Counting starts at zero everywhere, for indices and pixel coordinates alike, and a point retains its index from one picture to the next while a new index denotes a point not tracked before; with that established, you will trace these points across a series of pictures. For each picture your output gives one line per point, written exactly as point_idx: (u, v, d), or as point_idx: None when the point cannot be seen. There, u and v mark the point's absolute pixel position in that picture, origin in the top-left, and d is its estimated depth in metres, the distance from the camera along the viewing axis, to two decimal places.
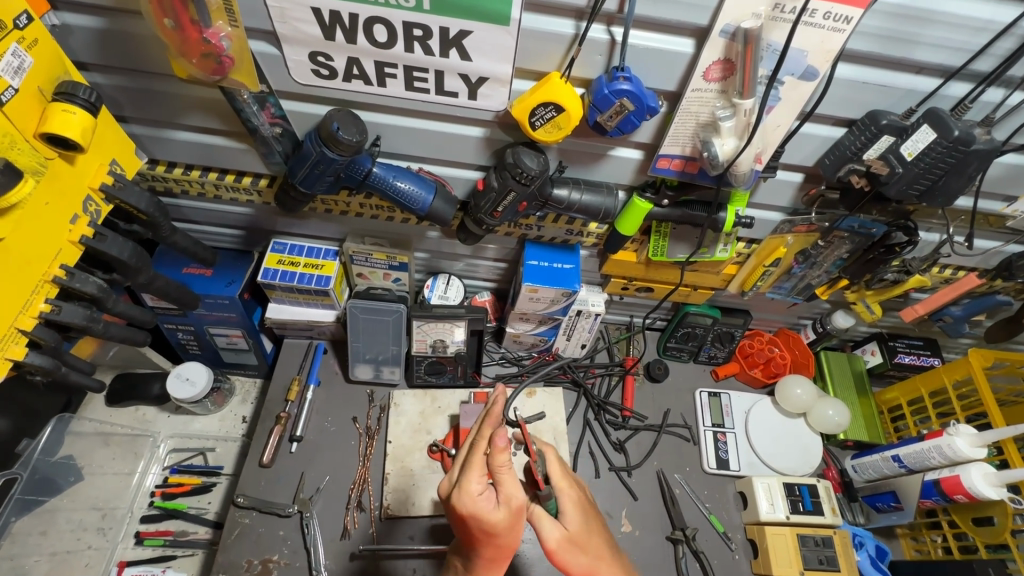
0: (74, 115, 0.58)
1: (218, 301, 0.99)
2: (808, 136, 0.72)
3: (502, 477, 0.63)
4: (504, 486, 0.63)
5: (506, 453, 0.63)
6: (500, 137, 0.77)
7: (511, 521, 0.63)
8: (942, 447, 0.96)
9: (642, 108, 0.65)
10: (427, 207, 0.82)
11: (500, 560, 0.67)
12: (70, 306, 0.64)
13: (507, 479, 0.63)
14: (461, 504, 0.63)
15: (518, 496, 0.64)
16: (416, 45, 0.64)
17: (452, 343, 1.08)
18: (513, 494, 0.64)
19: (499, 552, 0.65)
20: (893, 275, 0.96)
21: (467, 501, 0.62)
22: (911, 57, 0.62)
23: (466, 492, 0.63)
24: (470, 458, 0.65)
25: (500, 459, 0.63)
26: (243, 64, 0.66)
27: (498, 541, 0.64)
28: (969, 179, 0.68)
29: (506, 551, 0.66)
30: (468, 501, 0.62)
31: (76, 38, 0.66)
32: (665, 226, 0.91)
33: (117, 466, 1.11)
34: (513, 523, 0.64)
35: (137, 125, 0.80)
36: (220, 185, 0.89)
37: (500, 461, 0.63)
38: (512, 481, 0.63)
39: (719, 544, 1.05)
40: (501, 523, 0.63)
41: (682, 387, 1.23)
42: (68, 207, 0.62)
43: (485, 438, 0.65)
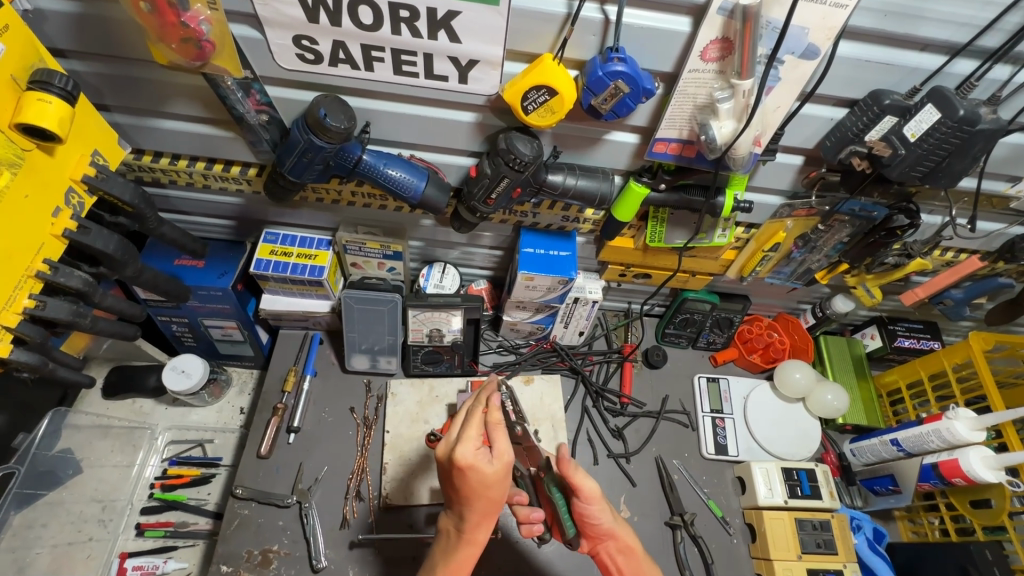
0: (50, 105, 0.56)
1: (211, 293, 0.98)
2: (808, 118, 0.70)
3: (496, 434, 0.64)
4: (498, 443, 0.63)
5: (498, 418, 0.65)
6: (493, 122, 0.75)
7: (503, 474, 0.63)
8: (941, 431, 0.96)
9: (637, 90, 0.63)
10: (419, 195, 0.81)
11: (491, 516, 0.66)
12: (55, 302, 0.62)
13: (501, 433, 0.64)
14: (459, 458, 0.61)
15: (511, 453, 0.64)
16: (403, 27, 0.62)
17: (449, 331, 1.07)
18: (507, 449, 0.63)
19: (492, 506, 0.64)
20: (894, 259, 0.95)
21: (466, 453, 0.61)
22: (915, 34, 0.60)
23: (462, 446, 0.62)
24: (469, 417, 0.65)
25: (495, 420, 0.65)
26: (225, 49, 0.63)
27: (491, 494, 0.63)
28: (973, 160, 0.66)
29: (497, 505, 0.65)
30: (467, 455, 0.61)
31: (51, 24, 0.64)
32: (662, 212, 0.89)
33: (116, 459, 1.11)
34: (506, 476, 0.63)
35: (120, 114, 0.78)
36: (208, 175, 0.87)
37: (495, 418, 0.65)
38: (506, 437, 0.64)
39: (717, 528, 1.05)
40: (494, 476, 0.62)
41: (680, 373, 1.22)
42: (49, 200, 0.60)
43: (480, 404, 0.66)
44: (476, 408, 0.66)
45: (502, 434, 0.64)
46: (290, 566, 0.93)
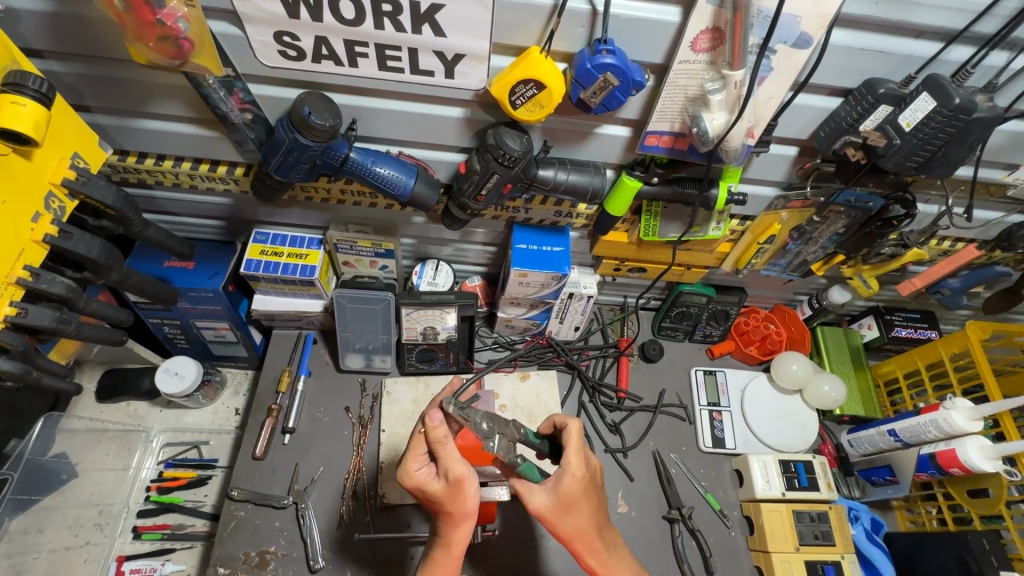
0: (24, 107, 0.55)
1: (202, 295, 0.97)
2: (802, 108, 0.69)
3: (442, 452, 0.67)
4: (443, 461, 0.68)
5: (444, 437, 0.67)
6: (482, 117, 0.74)
7: (452, 490, 0.67)
8: (939, 421, 0.96)
9: (626, 83, 0.62)
10: (409, 192, 0.79)
11: (461, 524, 0.69)
12: (38, 309, 0.61)
13: (447, 451, 0.67)
14: (405, 480, 0.68)
15: (458, 469, 0.67)
16: (386, 22, 0.61)
17: (443, 329, 1.06)
18: (453, 466, 0.67)
19: (457, 515, 0.68)
20: (890, 249, 0.94)
21: (409, 476, 0.68)
22: (910, 20, 0.58)
23: (407, 469, 0.68)
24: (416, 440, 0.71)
25: (439, 437, 0.66)
26: (204, 47, 0.62)
27: (449, 508, 0.68)
28: (970, 148, 0.65)
29: (463, 515, 0.68)
30: (411, 477, 0.68)
31: (26, 24, 0.62)
32: (656, 205, 0.88)
33: (111, 462, 1.11)
34: (457, 491, 0.67)
35: (102, 115, 0.77)
36: (195, 175, 0.86)
37: (436, 436, 0.66)
38: (449, 454, 0.67)
39: (716, 521, 1.05)
40: (443, 492, 0.68)
41: (677, 367, 1.22)
42: (27, 205, 0.59)
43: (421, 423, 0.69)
44: (419, 430, 0.71)
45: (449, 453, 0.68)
46: (287, 568, 0.93)
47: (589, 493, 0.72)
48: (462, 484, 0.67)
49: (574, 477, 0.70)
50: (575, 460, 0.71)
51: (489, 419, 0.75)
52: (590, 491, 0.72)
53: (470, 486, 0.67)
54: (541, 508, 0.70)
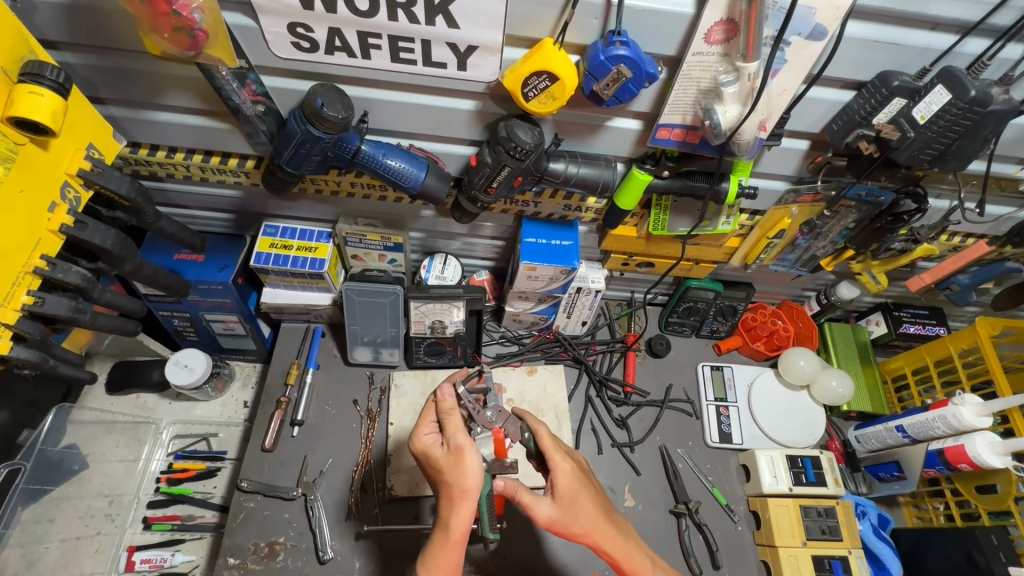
0: (42, 97, 0.55)
1: (212, 287, 0.98)
2: (815, 101, 0.69)
3: (448, 418, 0.70)
4: (446, 429, 0.70)
5: (453, 410, 0.71)
6: (493, 110, 0.74)
7: (453, 458, 0.68)
8: (948, 417, 0.96)
9: (640, 75, 0.62)
10: (419, 185, 0.80)
11: (460, 504, 0.66)
12: (54, 298, 0.62)
13: (452, 419, 0.70)
14: (414, 444, 0.72)
15: (460, 437, 0.68)
16: (400, 13, 0.61)
17: (452, 323, 1.06)
18: (455, 434, 0.69)
19: (455, 492, 0.66)
20: (900, 244, 0.93)
21: (417, 440, 0.72)
22: (925, 12, 0.58)
23: (417, 434, 0.72)
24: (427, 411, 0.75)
25: (450, 409, 0.70)
26: (219, 39, 0.62)
27: (447, 479, 0.67)
28: (984, 142, 0.65)
29: (463, 493, 0.66)
30: (419, 443, 0.71)
31: (41, 15, 0.62)
32: (666, 199, 0.88)
33: (121, 453, 1.12)
34: (457, 460, 0.67)
35: (115, 107, 0.77)
36: (206, 168, 0.86)
37: (445, 405, 0.70)
38: (454, 422, 0.70)
39: (722, 516, 1.05)
40: (444, 459, 0.68)
41: (684, 362, 1.22)
42: (44, 195, 0.60)
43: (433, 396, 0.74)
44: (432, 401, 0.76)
45: (451, 423, 0.70)
46: (296, 558, 0.94)
47: (583, 489, 0.72)
48: (464, 452, 0.67)
49: (560, 468, 0.74)
50: (558, 456, 0.74)
51: (495, 410, 0.78)
52: (586, 485, 0.73)
53: (469, 456, 0.67)
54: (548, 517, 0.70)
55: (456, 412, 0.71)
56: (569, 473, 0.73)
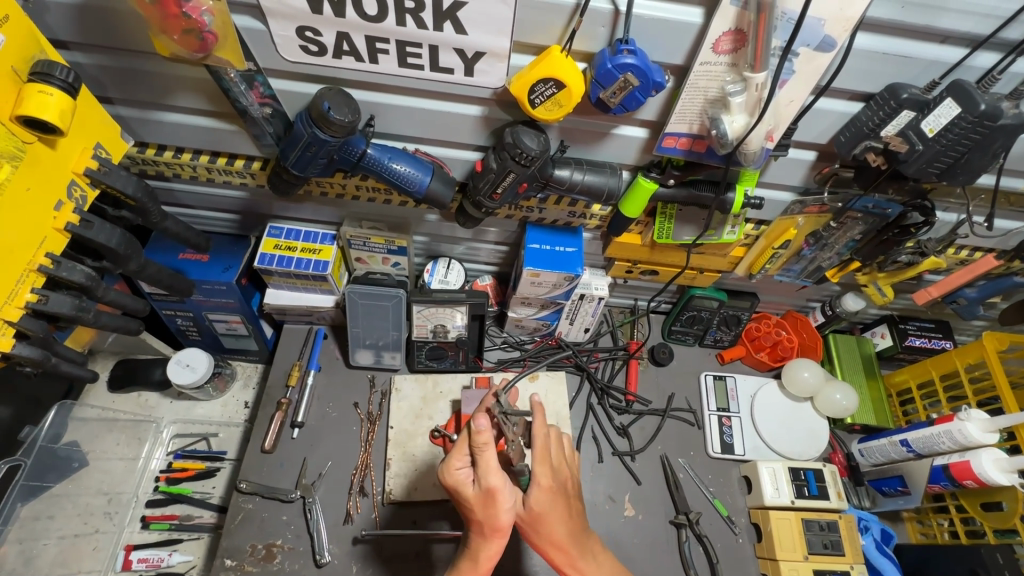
0: (51, 97, 0.55)
1: (216, 287, 0.98)
2: (822, 112, 0.69)
3: (483, 453, 0.68)
4: (480, 467, 0.68)
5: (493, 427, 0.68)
6: (499, 116, 0.74)
7: (485, 500, 0.68)
8: (953, 432, 0.95)
9: (647, 84, 0.61)
10: (424, 189, 0.80)
11: (491, 540, 0.69)
12: (58, 296, 0.62)
13: (486, 459, 0.68)
14: (445, 478, 0.70)
15: (495, 479, 0.67)
16: (408, 18, 0.61)
17: (454, 327, 1.06)
18: (490, 475, 0.67)
19: (487, 529, 0.69)
20: (907, 257, 0.92)
21: (449, 474, 0.70)
22: (936, 26, 0.58)
23: (449, 466, 0.70)
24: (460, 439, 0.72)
25: (489, 428, 0.68)
26: (228, 41, 0.62)
27: (480, 517, 0.69)
28: (993, 156, 0.64)
29: (497, 531, 0.69)
30: (450, 476, 0.70)
31: (53, 16, 0.63)
32: (671, 208, 0.88)
33: (121, 451, 1.12)
34: (490, 502, 0.68)
35: (123, 107, 0.77)
36: (212, 168, 0.87)
37: (482, 440, 0.67)
38: (490, 461, 0.68)
39: (723, 527, 1.04)
40: (477, 497, 0.69)
41: (686, 371, 1.21)
42: (50, 194, 0.60)
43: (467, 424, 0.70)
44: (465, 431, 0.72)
45: (485, 462, 0.68)
46: (294, 561, 0.94)
47: (558, 502, 0.73)
48: (500, 496, 0.68)
49: (541, 488, 0.72)
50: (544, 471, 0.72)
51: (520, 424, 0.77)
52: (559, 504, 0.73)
53: (503, 498, 0.68)
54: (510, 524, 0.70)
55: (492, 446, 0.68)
56: (543, 492, 0.72)
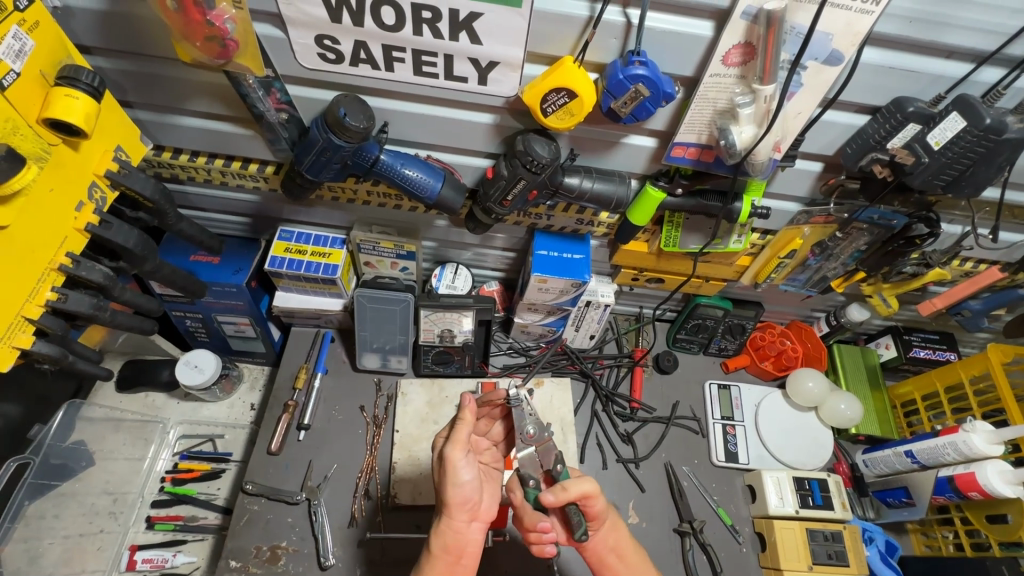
0: (77, 101, 0.57)
1: (226, 289, 0.99)
2: (829, 124, 0.70)
3: (457, 423, 0.69)
4: (449, 437, 0.69)
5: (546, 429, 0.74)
6: (511, 125, 0.75)
7: (442, 468, 0.67)
8: (958, 443, 0.95)
9: (657, 94, 0.63)
10: (435, 196, 0.81)
11: (444, 517, 0.66)
12: (77, 295, 0.63)
13: (456, 430, 0.68)
14: (428, 449, 0.74)
15: (454, 449, 0.67)
16: (425, 28, 0.62)
17: (460, 332, 1.07)
18: (454, 443, 0.68)
19: (443, 504, 0.66)
20: (912, 268, 0.93)
21: (431, 444, 0.74)
22: (942, 42, 0.59)
23: (433, 439, 0.74)
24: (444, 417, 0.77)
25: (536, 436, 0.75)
26: (248, 48, 0.64)
27: (439, 491, 0.67)
28: (998, 169, 0.65)
29: (453, 508, 0.65)
30: (433, 448, 0.73)
31: (79, 21, 0.64)
32: (678, 216, 0.89)
33: (128, 452, 1.12)
34: (446, 471, 0.66)
35: (142, 111, 0.79)
36: (226, 172, 0.88)
37: (464, 413, 0.69)
38: (460, 431, 0.68)
39: (727, 536, 1.04)
40: (438, 469, 0.68)
41: (691, 379, 1.22)
42: (72, 195, 0.61)
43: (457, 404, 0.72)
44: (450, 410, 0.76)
45: (452, 434, 0.69)
46: (297, 563, 0.94)
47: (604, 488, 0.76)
48: (454, 465, 0.66)
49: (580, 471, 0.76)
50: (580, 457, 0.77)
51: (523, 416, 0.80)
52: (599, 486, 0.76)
53: (460, 471, 0.66)
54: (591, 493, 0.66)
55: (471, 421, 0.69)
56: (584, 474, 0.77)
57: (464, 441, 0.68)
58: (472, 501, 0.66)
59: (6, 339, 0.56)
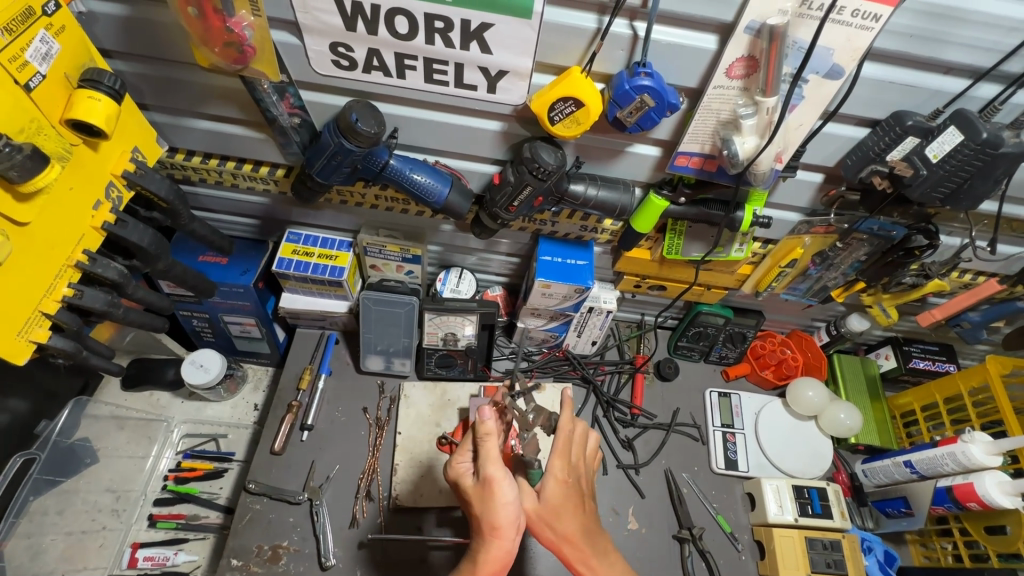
0: (99, 102, 0.58)
1: (234, 290, 1.00)
2: (830, 136, 0.71)
3: (486, 443, 0.70)
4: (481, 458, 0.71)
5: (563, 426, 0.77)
6: (518, 132, 0.77)
7: (484, 491, 0.69)
8: (956, 454, 0.96)
9: (662, 104, 0.64)
10: (442, 200, 0.82)
11: (490, 541, 0.68)
12: (92, 291, 0.64)
13: (487, 448, 0.70)
14: (451, 474, 0.74)
15: (494, 469, 0.69)
16: (437, 37, 0.64)
17: (463, 336, 1.08)
18: (490, 463, 0.69)
19: (485, 526, 0.68)
20: (911, 279, 0.94)
21: (452, 469, 0.74)
22: (940, 58, 0.60)
23: (453, 462, 0.74)
24: (464, 436, 0.77)
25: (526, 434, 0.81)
26: (265, 55, 0.66)
27: (480, 513, 0.69)
28: (995, 183, 0.67)
29: (498, 530, 0.68)
30: (455, 471, 0.74)
31: (101, 26, 0.66)
32: (681, 224, 0.90)
33: (131, 450, 1.13)
34: (489, 494, 0.69)
35: (157, 113, 0.81)
36: (237, 175, 0.90)
37: (485, 430, 0.70)
38: (490, 451, 0.70)
39: (726, 544, 1.05)
40: (475, 490, 0.71)
41: (692, 387, 1.22)
42: (91, 193, 0.63)
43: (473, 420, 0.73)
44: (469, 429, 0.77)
45: (483, 453, 0.70)
46: (299, 564, 0.94)
47: (571, 499, 0.75)
48: (497, 486, 0.69)
49: (555, 479, 0.75)
50: (558, 463, 0.76)
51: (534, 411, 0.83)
52: (572, 494, 0.76)
53: (501, 490, 0.69)
54: (529, 511, 0.75)
55: (494, 437, 0.71)
56: (557, 483, 0.75)
57: (501, 462, 0.70)
58: (517, 521, 0.69)
59: (23, 332, 0.57)
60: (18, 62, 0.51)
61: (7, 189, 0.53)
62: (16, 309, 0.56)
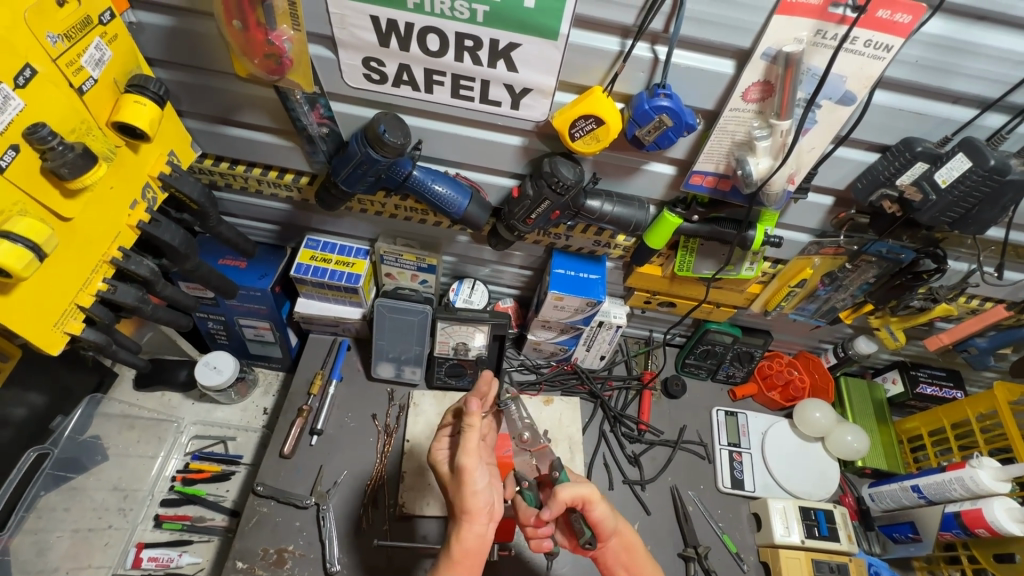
0: (143, 107, 0.61)
1: (252, 293, 1.03)
2: (841, 160, 0.74)
3: (468, 433, 0.73)
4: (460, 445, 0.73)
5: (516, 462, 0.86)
6: (538, 147, 0.80)
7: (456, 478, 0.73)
8: (965, 479, 0.95)
9: (680, 124, 0.67)
10: (462, 212, 0.85)
11: (464, 525, 0.71)
12: (124, 287, 0.66)
13: (467, 439, 0.73)
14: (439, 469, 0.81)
15: (465, 458, 0.72)
16: (465, 55, 0.67)
17: (474, 346, 1.09)
18: (472, 446, 0.72)
19: (458, 509, 0.72)
20: (919, 303, 0.97)
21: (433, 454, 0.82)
22: (948, 87, 0.63)
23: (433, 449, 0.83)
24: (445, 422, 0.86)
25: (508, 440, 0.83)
26: (301, 66, 0.69)
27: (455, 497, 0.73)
28: (1003, 209, 0.68)
29: (471, 513, 0.71)
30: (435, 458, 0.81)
31: (147, 36, 0.70)
32: (693, 242, 0.92)
33: (141, 449, 1.14)
34: (460, 480, 0.72)
35: (192, 120, 0.84)
36: (263, 181, 0.93)
37: (472, 418, 0.72)
38: (472, 439, 0.72)
39: (732, 564, 1.04)
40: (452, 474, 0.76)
41: (700, 405, 1.23)
42: (129, 193, 0.65)
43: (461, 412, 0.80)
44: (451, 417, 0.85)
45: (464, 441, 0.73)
46: (304, 568, 0.94)
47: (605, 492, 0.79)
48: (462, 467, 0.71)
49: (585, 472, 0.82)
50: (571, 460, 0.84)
51: None
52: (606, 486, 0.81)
53: (472, 478, 0.71)
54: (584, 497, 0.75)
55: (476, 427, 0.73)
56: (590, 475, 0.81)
57: (477, 453, 0.72)
58: (487, 506, 0.72)
59: (59, 323, 0.59)
60: (74, 67, 0.54)
61: (56, 185, 0.55)
62: (54, 300, 0.58)
